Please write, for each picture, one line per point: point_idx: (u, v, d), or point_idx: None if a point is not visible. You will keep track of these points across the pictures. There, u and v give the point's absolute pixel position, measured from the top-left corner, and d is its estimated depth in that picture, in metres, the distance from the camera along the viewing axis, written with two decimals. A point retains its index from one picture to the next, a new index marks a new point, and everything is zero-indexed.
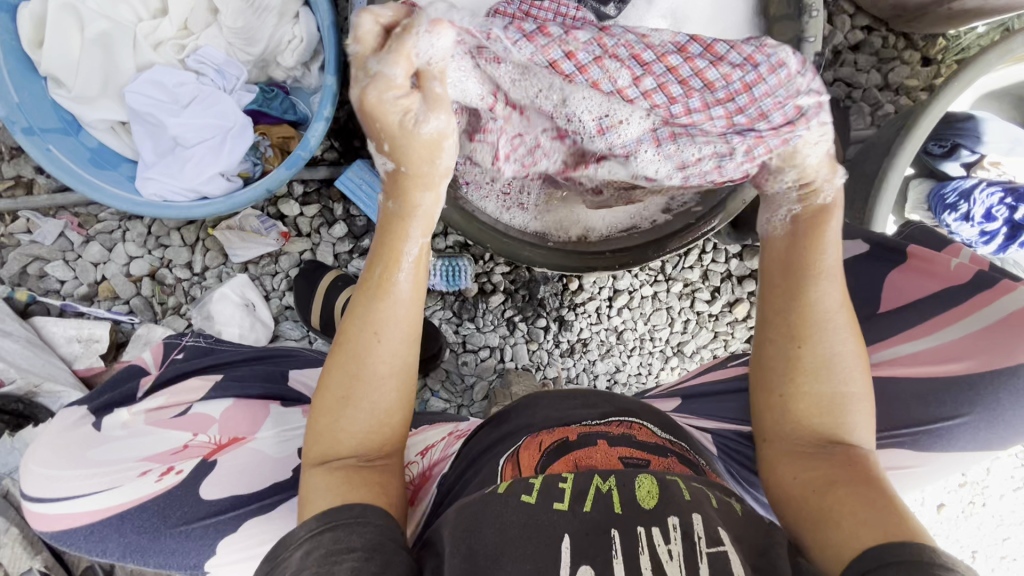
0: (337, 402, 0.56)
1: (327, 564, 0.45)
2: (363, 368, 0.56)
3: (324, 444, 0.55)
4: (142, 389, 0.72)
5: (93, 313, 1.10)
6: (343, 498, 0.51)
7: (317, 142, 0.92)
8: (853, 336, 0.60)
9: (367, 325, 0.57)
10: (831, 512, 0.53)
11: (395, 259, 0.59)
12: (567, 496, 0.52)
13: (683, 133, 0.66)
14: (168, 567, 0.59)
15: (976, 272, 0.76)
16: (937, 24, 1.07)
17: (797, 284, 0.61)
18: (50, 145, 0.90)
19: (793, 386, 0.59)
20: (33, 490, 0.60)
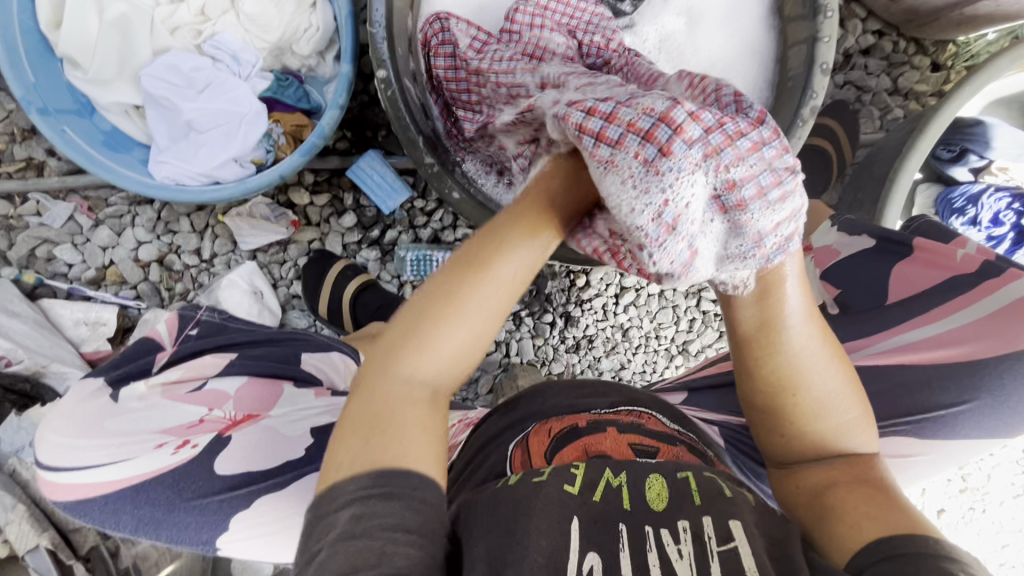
0: (444, 314, 0.47)
1: (377, 536, 0.40)
2: (485, 288, 0.47)
3: (404, 356, 0.46)
4: (158, 363, 0.71)
5: (100, 297, 1.10)
6: (412, 454, 0.44)
7: (331, 129, 0.92)
8: (844, 369, 0.57)
9: (502, 249, 0.49)
10: (834, 509, 0.53)
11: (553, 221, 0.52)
12: (579, 481, 0.52)
13: (751, 186, 0.48)
14: (179, 543, 0.59)
15: (985, 261, 0.76)
16: (948, 30, 1.08)
17: (771, 333, 0.55)
18: (65, 126, 0.90)
19: (790, 425, 0.57)
20: (49, 458, 0.60)
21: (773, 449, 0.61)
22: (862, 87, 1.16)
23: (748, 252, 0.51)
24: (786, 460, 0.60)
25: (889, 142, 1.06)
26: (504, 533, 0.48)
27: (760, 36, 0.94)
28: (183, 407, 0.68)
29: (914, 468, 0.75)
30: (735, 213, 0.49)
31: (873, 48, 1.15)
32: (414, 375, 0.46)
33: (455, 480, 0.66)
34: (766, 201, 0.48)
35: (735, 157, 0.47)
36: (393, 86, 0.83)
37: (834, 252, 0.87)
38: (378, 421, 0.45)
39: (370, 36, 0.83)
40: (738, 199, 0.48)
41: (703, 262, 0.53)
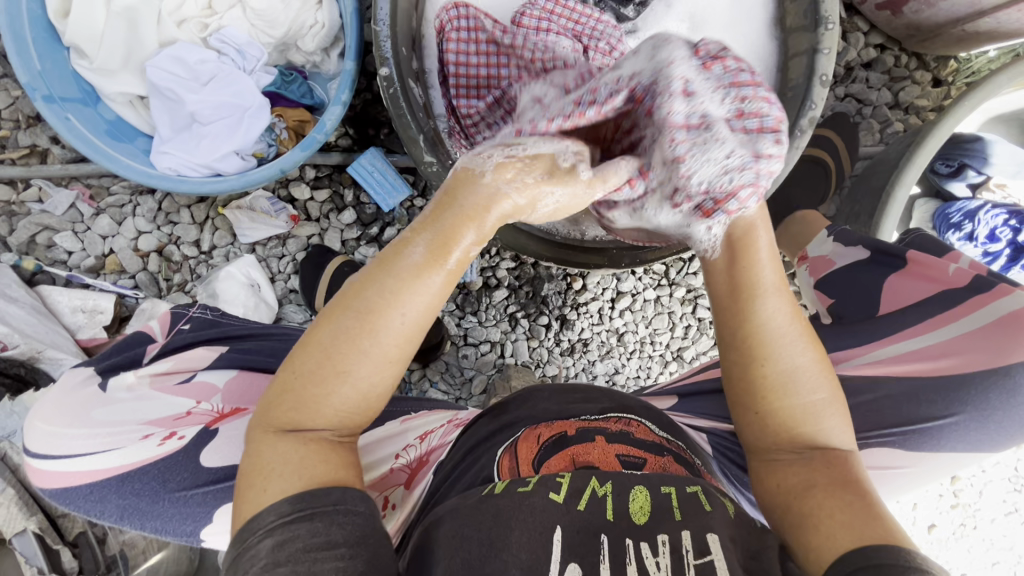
0: (327, 372, 0.47)
1: (306, 561, 0.43)
2: (372, 344, 0.47)
3: (293, 409, 0.48)
4: (148, 355, 0.71)
5: (98, 286, 1.10)
6: (316, 481, 0.47)
7: (334, 125, 0.93)
8: (811, 347, 0.58)
9: (387, 297, 0.47)
10: (810, 517, 0.53)
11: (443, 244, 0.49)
12: (564, 489, 0.53)
13: (755, 121, 0.61)
14: (163, 532, 0.60)
15: (976, 277, 0.76)
16: (950, 45, 1.09)
17: (741, 306, 0.58)
18: (69, 114, 0.91)
19: (765, 400, 0.57)
20: (38, 446, 0.60)
21: (750, 435, 0.60)
22: (863, 100, 1.16)
23: (748, 171, 0.61)
24: (764, 448, 0.59)
25: (887, 156, 1.07)
26: (485, 547, 0.49)
27: (762, 46, 0.95)
28: (171, 398, 0.67)
29: (901, 480, 0.75)
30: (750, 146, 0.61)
31: (875, 62, 1.15)
32: (309, 426, 0.48)
33: (441, 481, 0.67)
34: (764, 135, 0.61)
35: (751, 96, 0.61)
36: (395, 84, 0.84)
37: (829, 261, 0.90)
38: (274, 466, 0.47)
39: (375, 33, 0.84)
40: (745, 125, 0.61)
41: (705, 170, 0.61)
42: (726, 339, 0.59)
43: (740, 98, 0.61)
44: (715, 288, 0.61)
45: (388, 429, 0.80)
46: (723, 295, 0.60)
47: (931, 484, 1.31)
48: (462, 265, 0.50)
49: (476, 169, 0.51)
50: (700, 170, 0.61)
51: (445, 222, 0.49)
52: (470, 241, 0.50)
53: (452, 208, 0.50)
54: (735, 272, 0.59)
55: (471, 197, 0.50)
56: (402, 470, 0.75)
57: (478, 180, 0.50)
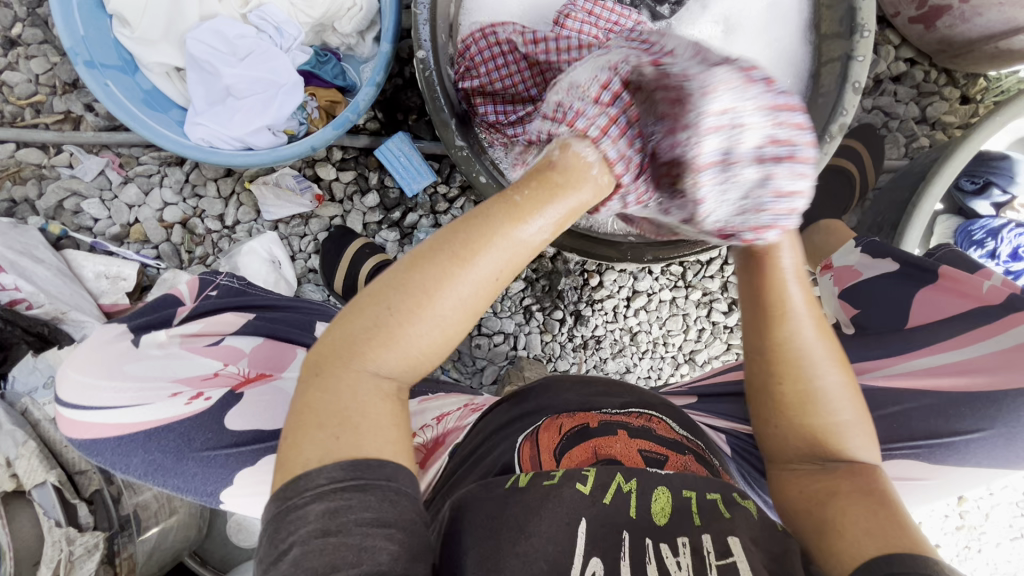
0: (407, 307, 0.45)
1: (352, 533, 0.41)
2: (456, 287, 0.46)
3: (364, 344, 0.45)
4: (178, 317, 0.71)
5: (121, 254, 1.12)
6: (382, 454, 0.44)
7: (366, 105, 0.94)
8: (841, 368, 0.57)
9: (478, 239, 0.47)
10: (837, 524, 0.52)
11: (537, 207, 0.49)
12: (591, 481, 0.53)
13: (786, 148, 0.54)
14: (185, 491, 0.60)
15: (1010, 295, 0.76)
16: (979, 63, 1.09)
17: (763, 319, 0.56)
18: (108, 81, 0.93)
19: (791, 414, 0.57)
20: (72, 397, 0.61)
21: (774, 445, 0.61)
22: (890, 113, 1.17)
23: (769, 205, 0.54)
24: (786, 458, 0.60)
25: (913, 168, 1.07)
26: (511, 531, 0.49)
27: (796, 49, 0.95)
28: (200, 358, 0.68)
29: (917, 488, 0.75)
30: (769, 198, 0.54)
31: (903, 75, 1.16)
32: (377, 363, 0.46)
33: (459, 464, 0.67)
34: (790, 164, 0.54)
35: (785, 121, 0.54)
36: (431, 68, 0.85)
37: (856, 273, 0.89)
38: (341, 405, 0.45)
39: (414, 17, 0.85)
40: (775, 154, 0.53)
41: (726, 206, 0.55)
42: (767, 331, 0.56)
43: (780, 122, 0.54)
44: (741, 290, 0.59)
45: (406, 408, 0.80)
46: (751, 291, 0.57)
47: (937, 503, 1.30)
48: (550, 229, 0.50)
49: (590, 158, 0.53)
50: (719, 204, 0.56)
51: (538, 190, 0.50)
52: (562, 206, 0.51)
53: (538, 177, 0.52)
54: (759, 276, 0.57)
55: (565, 169, 0.52)
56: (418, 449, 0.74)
57: (586, 168, 0.53)
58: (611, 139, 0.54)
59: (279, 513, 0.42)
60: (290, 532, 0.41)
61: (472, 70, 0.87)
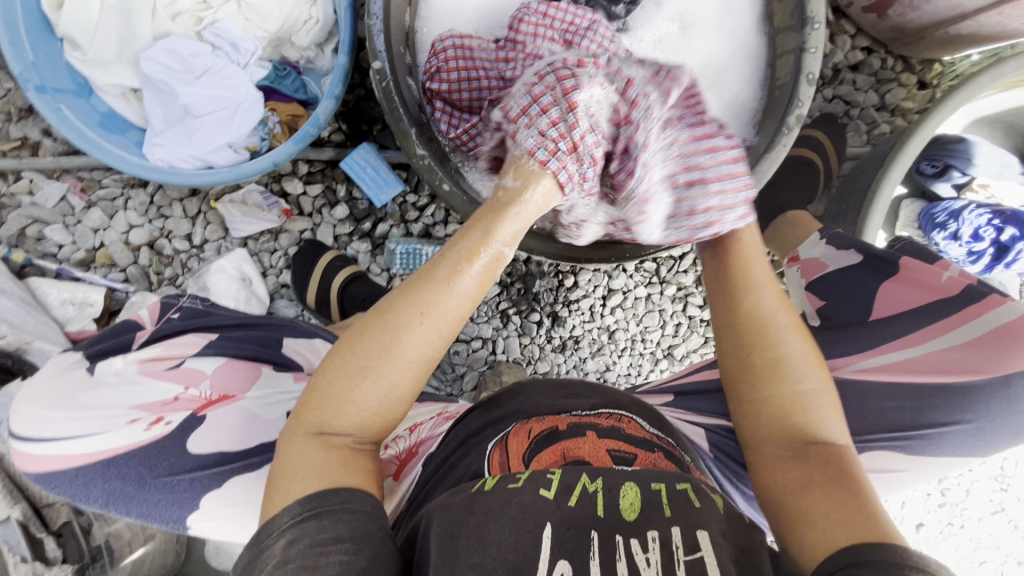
0: (356, 371, 0.52)
1: (313, 555, 0.46)
2: (399, 346, 0.52)
3: (318, 410, 0.52)
4: (138, 341, 0.70)
5: (88, 279, 1.10)
6: (334, 483, 0.50)
7: (326, 118, 0.92)
8: (802, 337, 0.61)
9: (418, 304, 0.53)
10: (807, 513, 0.53)
11: (473, 256, 0.56)
12: (555, 486, 0.53)
13: (708, 161, 0.70)
14: (149, 517, 0.61)
15: (967, 285, 0.77)
16: (932, 48, 1.11)
17: (731, 296, 0.64)
18: (62, 105, 0.91)
19: (750, 387, 0.60)
20: (25, 429, 0.60)
21: (749, 429, 0.61)
22: (850, 102, 1.18)
23: (697, 206, 0.70)
24: (760, 442, 0.60)
25: (873, 156, 1.08)
26: (470, 540, 0.50)
27: (750, 42, 0.96)
28: (162, 384, 0.67)
29: (887, 477, 0.76)
30: (695, 207, 0.70)
31: (861, 64, 1.17)
32: (332, 431, 0.52)
33: (432, 474, 0.67)
34: (708, 177, 0.69)
35: (718, 155, 0.70)
36: (387, 78, 0.83)
37: (822, 265, 0.89)
38: (298, 470, 0.50)
39: (368, 28, 0.84)
40: (699, 169, 0.70)
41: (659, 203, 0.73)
42: (721, 334, 0.63)
43: (710, 145, 0.70)
44: (711, 283, 0.67)
45: None
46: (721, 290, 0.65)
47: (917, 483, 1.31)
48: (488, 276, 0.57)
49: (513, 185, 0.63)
50: (659, 206, 0.73)
51: (476, 234, 0.57)
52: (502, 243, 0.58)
53: (487, 218, 0.60)
54: (726, 270, 0.66)
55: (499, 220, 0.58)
56: (392, 460, 0.73)
57: (506, 199, 0.61)
58: (533, 122, 0.66)
59: (251, 556, 0.47)
60: (255, 572, 0.46)
61: (441, 73, 0.87)
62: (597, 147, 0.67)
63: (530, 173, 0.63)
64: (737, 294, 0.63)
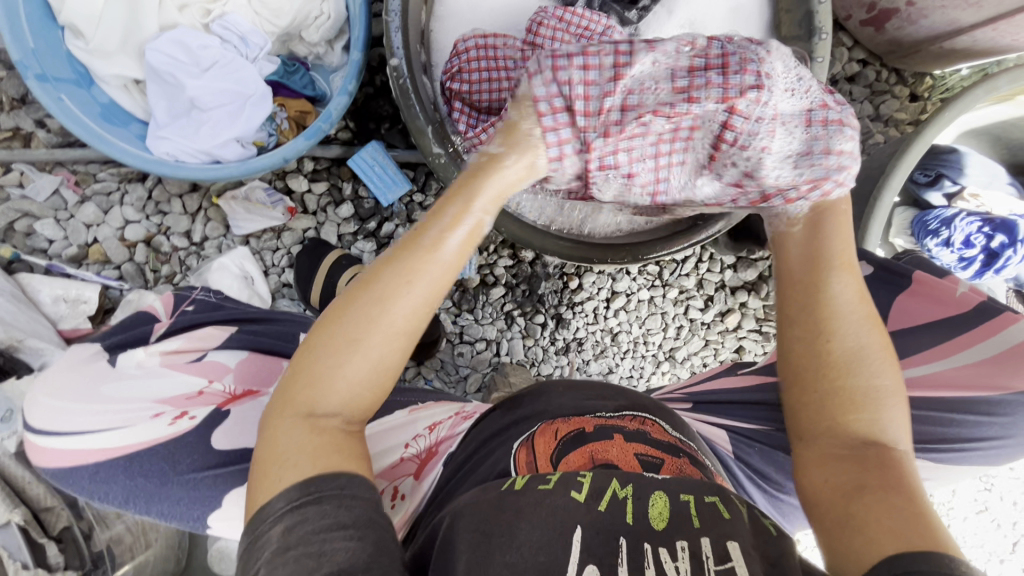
0: (341, 344, 0.50)
1: (315, 540, 0.44)
2: (383, 316, 0.50)
3: (308, 388, 0.50)
4: (155, 334, 0.68)
5: (80, 276, 1.06)
6: (330, 468, 0.48)
7: (339, 116, 0.91)
8: (876, 330, 0.58)
9: (401, 271, 0.51)
10: (859, 517, 0.50)
11: (454, 220, 0.54)
12: (585, 488, 0.53)
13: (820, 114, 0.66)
14: (168, 517, 0.59)
15: (982, 300, 0.81)
16: (925, 62, 1.15)
17: (818, 278, 0.60)
18: (62, 94, 0.88)
19: (823, 377, 0.57)
20: (45, 423, 0.59)
21: (804, 421, 0.58)
22: None
23: (818, 161, 0.63)
24: (816, 437, 0.57)
25: (872, 164, 1.11)
26: (502, 539, 0.50)
27: None
28: (184, 377, 0.65)
29: None
30: (819, 156, 0.63)
31: (857, 75, 1.21)
32: (320, 410, 0.50)
33: (453, 472, 0.67)
34: (835, 129, 0.64)
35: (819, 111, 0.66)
36: (404, 76, 0.83)
37: None
38: (288, 453, 0.48)
39: (386, 24, 0.84)
40: (821, 118, 0.65)
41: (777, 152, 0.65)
42: (792, 317, 0.60)
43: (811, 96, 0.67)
44: (785, 260, 0.63)
45: (395, 418, 0.78)
46: (799, 271, 0.62)
47: None
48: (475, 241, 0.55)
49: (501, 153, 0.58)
50: (778, 164, 0.65)
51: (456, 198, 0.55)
52: (483, 210, 0.56)
53: (467, 181, 0.57)
54: (805, 249, 0.62)
55: (475, 188, 0.56)
56: (410, 459, 0.72)
57: (492, 163, 0.58)
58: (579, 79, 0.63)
59: (247, 546, 0.46)
60: (254, 559, 0.45)
61: (462, 73, 0.87)
62: (664, 101, 0.66)
63: (519, 140, 0.59)
64: (818, 273, 0.60)
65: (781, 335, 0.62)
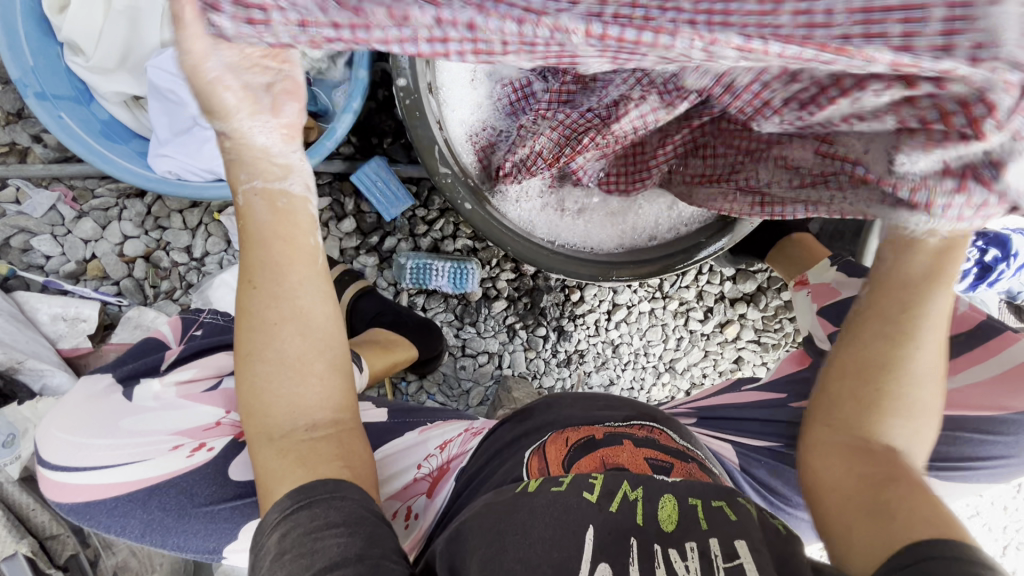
0: (242, 361, 0.53)
1: (310, 541, 0.47)
2: (252, 322, 0.53)
3: (248, 414, 0.54)
4: (166, 363, 0.68)
5: (78, 292, 1.05)
6: (323, 474, 0.51)
7: (343, 133, 0.91)
8: (941, 348, 0.58)
9: (247, 278, 0.52)
10: (892, 502, 0.51)
11: (269, 205, 0.52)
12: (597, 490, 0.53)
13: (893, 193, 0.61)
14: (186, 548, 0.60)
15: (981, 320, 0.82)
16: None
17: (914, 284, 0.56)
18: (62, 112, 0.87)
19: (880, 375, 0.57)
20: (61, 458, 0.60)
21: (842, 411, 0.58)
22: None
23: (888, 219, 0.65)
24: (849, 427, 0.57)
25: None
26: (517, 537, 0.49)
27: None
28: (201, 407, 0.65)
29: None
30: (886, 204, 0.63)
31: None
32: (270, 425, 0.53)
33: (465, 485, 0.67)
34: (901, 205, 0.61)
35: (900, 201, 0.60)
36: (413, 95, 0.81)
37: (834, 291, 0.91)
38: (265, 473, 0.52)
39: None
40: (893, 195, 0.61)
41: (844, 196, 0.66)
42: (873, 317, 0.58)
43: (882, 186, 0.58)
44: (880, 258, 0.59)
45: (405, 439, 0.77)
46: (890, 273, 0.58)
47: None
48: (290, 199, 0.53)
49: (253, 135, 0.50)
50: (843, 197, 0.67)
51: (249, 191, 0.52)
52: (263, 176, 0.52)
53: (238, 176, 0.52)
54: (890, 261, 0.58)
55: (253, 166, 0.51)
56: (423, 478, 0.73)
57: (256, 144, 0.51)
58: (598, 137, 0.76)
59: (254, 550, 0.49)
60: (258, 565, 0.48)
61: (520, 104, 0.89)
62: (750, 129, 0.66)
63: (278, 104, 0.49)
64: (916, 279, 0.57)
65: (857, 329, 0.59)
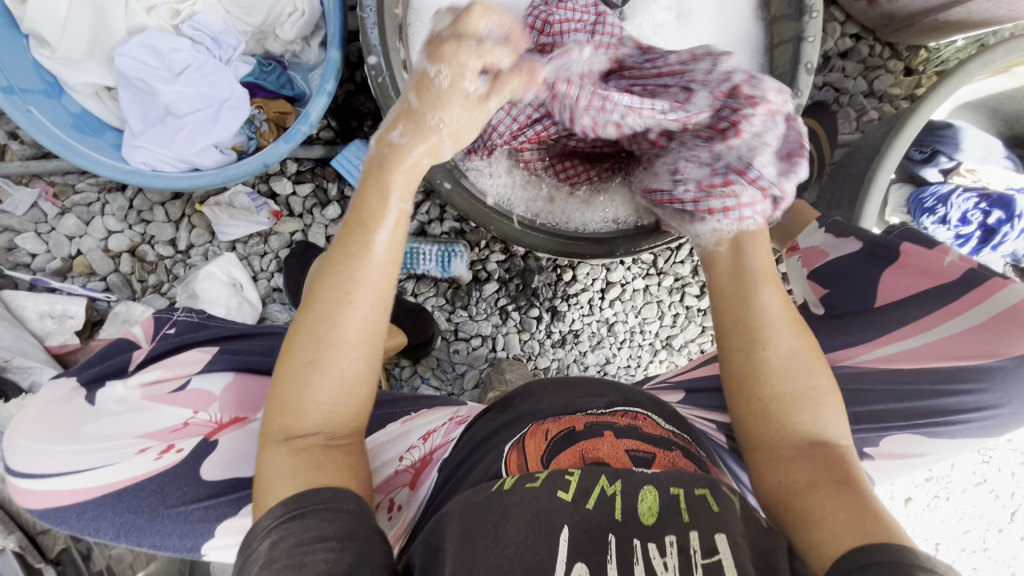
0: (302, 367, 0.53)
1: (298, 555, 0.45)
2: (332, 334, 0.53)
3: (284, 416, 0.53)
4: (134, 362, 0.69)
5: (66, 289, 1.05)
6: (312, 483, 0.50)
7: (318, 116, 0.88)
8: (804, 335, 0.61)
9: (342, 285, 0.54)
10: (813, 510, 0.53)
11: (363, 222, 0.56)
12: (572, 488, 0.51)
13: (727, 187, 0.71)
14: (162, 548, 0.61)
15: (968, 269, 0.78)
16: (920, 34, 1.12)
17: (745, 290, 0.63)
18: (31, 106, 0.86)
19: (759, 385, 0.60)
20: (25, 465, 0.60)
21: (752, 431, 0.61)
22: (840, 89, 1.19)
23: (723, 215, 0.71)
24: (766, 446, 0.59)
25: (866, 141, 1.08)
26: (488, 540, 0.48)
27: (750, 31, 0.96)
28: (166, 408, 0.66)
29: (899, 464, 0.77)
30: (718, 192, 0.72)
31: (851, 51, 1.18)
32: (298, 431, 0.53)
33: (448, 477, 0.66)
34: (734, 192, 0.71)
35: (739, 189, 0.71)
36: (383, 74, 0.81)
37: (823, 253, 0.91)
38: (273, 476, 0.51)
39: (361, 21, 0.81)
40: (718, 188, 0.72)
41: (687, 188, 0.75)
42: (728, 328, 0.63)
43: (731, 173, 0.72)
44: (717, 273, 0.67)
45: (390, 431, 0.78)
46: (726, 287, 0.65)
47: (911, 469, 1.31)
48: (400, 220, 0.57)
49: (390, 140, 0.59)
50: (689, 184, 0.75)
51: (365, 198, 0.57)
52: (399, 202, 0.57)
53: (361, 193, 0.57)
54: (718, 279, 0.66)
55: (386, 162, 0.58)
56: (405, 470, 0.72)
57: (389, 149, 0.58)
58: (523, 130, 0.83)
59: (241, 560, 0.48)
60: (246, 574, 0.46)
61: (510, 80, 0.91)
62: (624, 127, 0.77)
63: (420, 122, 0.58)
64: (749, 283, 0.64)
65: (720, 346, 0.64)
